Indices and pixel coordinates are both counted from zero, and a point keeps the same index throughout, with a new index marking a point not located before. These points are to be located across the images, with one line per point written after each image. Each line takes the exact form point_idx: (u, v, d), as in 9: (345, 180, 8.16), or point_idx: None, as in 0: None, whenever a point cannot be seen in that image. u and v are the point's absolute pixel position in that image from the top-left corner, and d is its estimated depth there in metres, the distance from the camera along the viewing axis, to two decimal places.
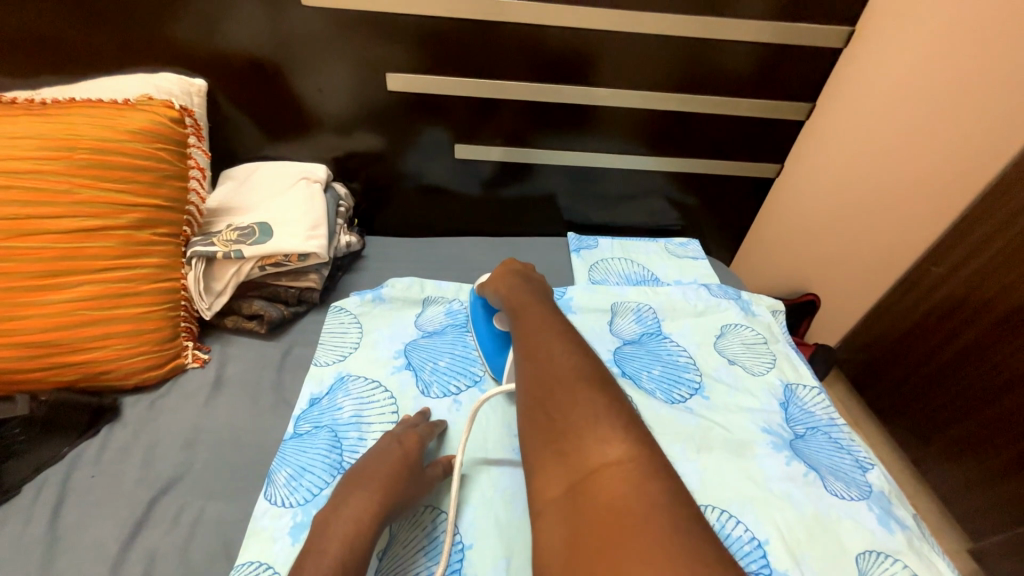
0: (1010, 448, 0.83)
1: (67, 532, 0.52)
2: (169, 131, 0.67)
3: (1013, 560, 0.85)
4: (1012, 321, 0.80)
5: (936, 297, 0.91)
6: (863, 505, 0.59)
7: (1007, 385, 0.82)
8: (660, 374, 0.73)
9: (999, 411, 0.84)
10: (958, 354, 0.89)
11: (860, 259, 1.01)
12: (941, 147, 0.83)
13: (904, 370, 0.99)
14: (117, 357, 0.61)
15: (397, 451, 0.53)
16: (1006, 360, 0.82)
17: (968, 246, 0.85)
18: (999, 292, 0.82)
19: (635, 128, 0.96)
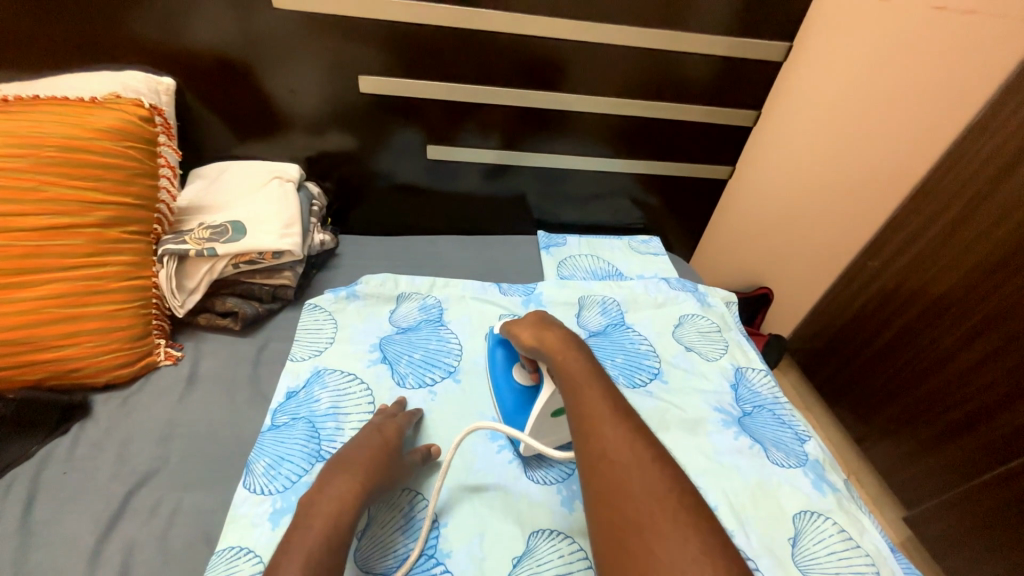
0: (936, 422, 0.92)
1: (41, 528, 0.52)
2: (138, 130, 0.67)
3: (940, 523, 0.94)
4: (936, 308, 0.90)
5: (872, 288, 1.00)
6: (800, 471, 0.65)
7: (932, 365, 0.92)
8: (622, 361, 0.78)
9: (926, 388, 0.94)
10: (890, 339, 0.99)
11: (805, 254, 1.10)
12: (871, 152, 0.92)
13: (846, 355, 1.09)
14: (88, 355, 0.61)
15: (377, 438, 0.56)
16: (930, 342, 0.92)
17: (897, 242, 0.94)
18: (923, 282, 0.91)
19: (599, 131, 1.02)
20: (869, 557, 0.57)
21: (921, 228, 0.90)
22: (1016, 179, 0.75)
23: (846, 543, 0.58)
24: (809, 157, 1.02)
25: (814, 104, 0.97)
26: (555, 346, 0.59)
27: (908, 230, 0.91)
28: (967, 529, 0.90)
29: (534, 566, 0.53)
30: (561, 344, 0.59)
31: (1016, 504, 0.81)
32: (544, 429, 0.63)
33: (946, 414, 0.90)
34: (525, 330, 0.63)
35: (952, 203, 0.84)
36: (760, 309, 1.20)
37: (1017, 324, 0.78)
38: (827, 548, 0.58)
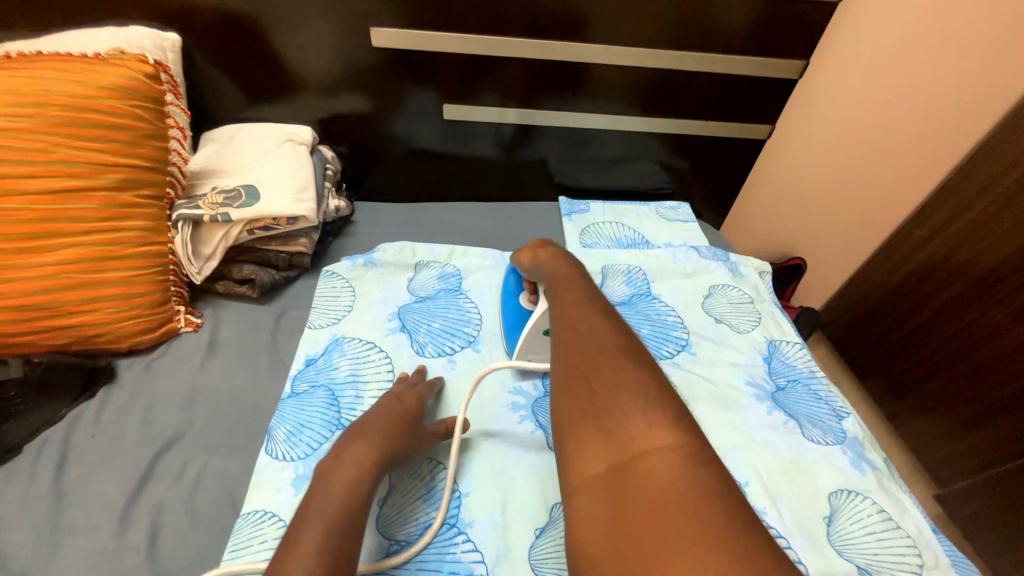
0: (982, 400, 0.87)
1: (74, 487, 0.53)
2: (145, 88, 0.64)
3: (975, 502, 0.91)
4: (993, 279, 0.83)
5: (919, 258, 0.94)
6: (838, 449, 0.62)
7: (983, 341, 0.86)
8: (649, 332, 0.75)
9: (974, 364, 0.88)
10: (936, 314, 0.93)
11: (847, 222, 1.02)
12: (936, 103, 0.83)
13: (885, 328, 1.03)
14: (109, 320, 0.61)
15: (398, 408, 0.55)
16: (981, 317, 0.86)
17: (954, 207, 0.86)
18: (979, 252, 0.85)
19: (629, 89, 0.95)
20: (911, 539, 0.54)
21: (987, 188, 0.81)
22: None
23: (886, 524, 0.55)
24: (858, 113, 0.93)
25: (873, 49, 0.87)
26: (577, 297, 0.54)
27: (969, 193, 0.83)
28: (1005, 510, 0.86)
29: (557, 537, 0.52)
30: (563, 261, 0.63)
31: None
32: (535, 346, 0.66)
33: (995, 392, 0.85)
34: (527, 252, 0.67)
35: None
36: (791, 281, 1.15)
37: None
38: (865, 528, 0.55)
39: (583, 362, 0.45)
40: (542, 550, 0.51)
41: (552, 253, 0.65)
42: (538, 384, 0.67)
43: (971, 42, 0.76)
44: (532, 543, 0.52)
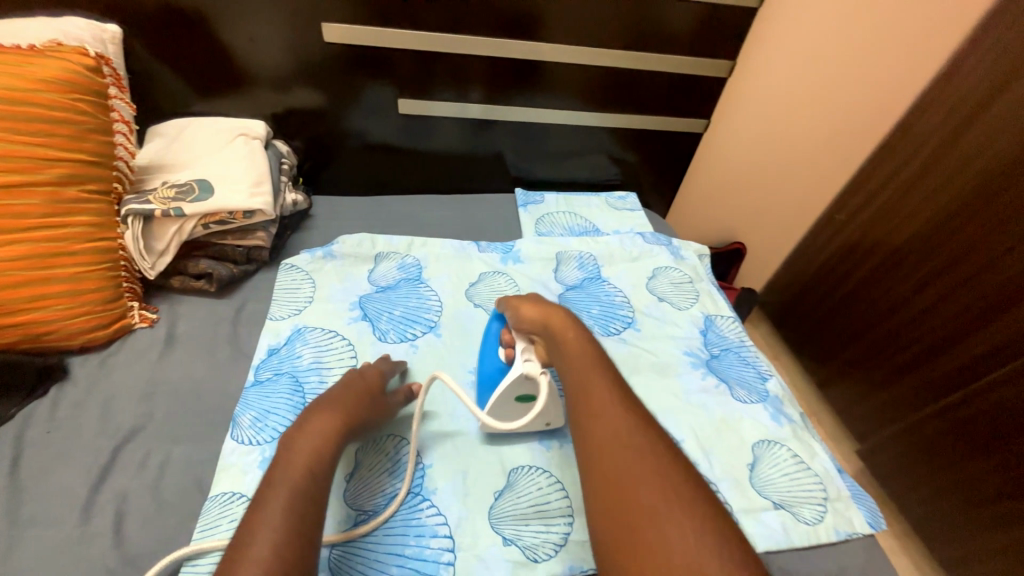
0: (891, 362, 1.00)
1: (30, 482, 0.52)
2: (86, 81, 0.63)
3: (889, 453, 1.04)
4: (896, 257, 0.96)
5: (840, 241, 1.06)
6: (760, 406, 0.70)
7: (891, 310, 0.99)
8: (598, 312, 0.82)
9: (885, 330, 1.01)
10: (854, 289, 1.06)
11: (779, 207, 1.15)
12: (850, 101, 0.95)
13: (814, 303, 1.16)
14: (59, 318, 0.60)
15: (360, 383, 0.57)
16: (889, 290, 0.99)
17: (866, 194, 0.99)
18: (886, 234, 0.97)
19: (579, 85, 1.01)
20: (818, 477, 0.63)
21: (888, 179, 0.94)
22: (987, 119, 0.78)
23: (798, 465, 0.64)
24: (783, 109, 1.04)
25: (796, 52, 0.99)
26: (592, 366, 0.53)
27: (876, 183, 0.97)
28: (911, 457, 1.00)
29: (514, 499, 0.56)
30: (567, 319, 0.59)
31: (951, 432, 0.91)
32: (507, 409, 0.61)
33: (900, 354, 0.98)
34: (527, 307, 0.62)
35: (922, 150, 0.88)
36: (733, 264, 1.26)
37: (969, 268, 0.85)
38: (781, 471, 0.63)
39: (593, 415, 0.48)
40: (501, 510, 0.55)
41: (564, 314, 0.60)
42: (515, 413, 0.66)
43: (876, 47, 0.88)
44: (492, 504, 0.56)
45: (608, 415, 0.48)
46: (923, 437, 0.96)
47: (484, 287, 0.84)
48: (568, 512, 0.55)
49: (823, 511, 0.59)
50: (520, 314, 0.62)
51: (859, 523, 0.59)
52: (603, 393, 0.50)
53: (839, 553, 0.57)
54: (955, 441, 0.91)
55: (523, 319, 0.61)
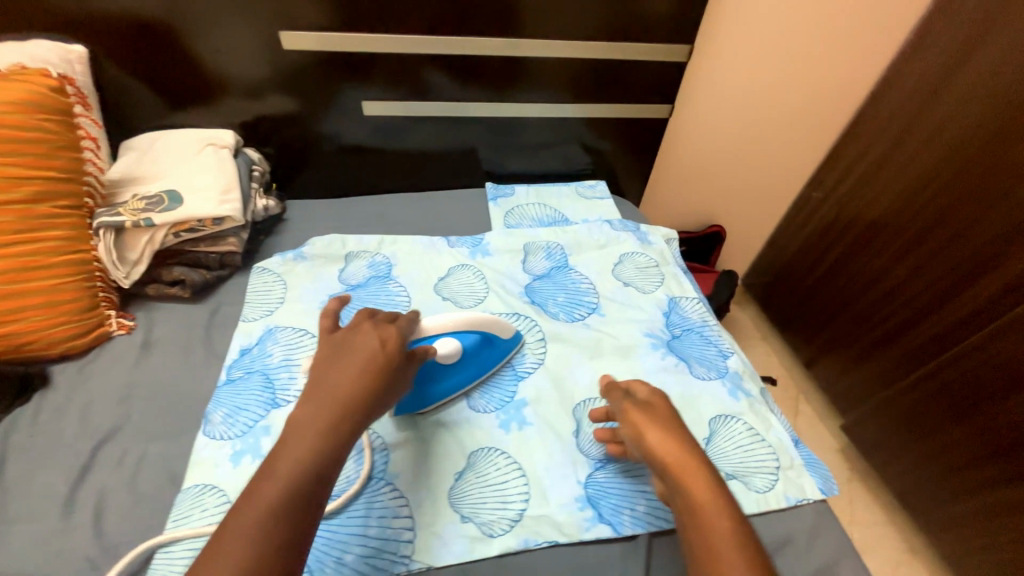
0: (882, 324, 1.08)
1: (14, 482, 0.55)
2: (52, 100, 0.66)
3: (877, 415, 1.10)
4: (873, 229, 1.08)
5: (819, 217, 1.20)
6: (719, 382, 0.72)
7: (871, 281, 1.09)
8: (563, 300, 0.85)
9: (867, 301, 1.11)
10: (837, 260, 1.17)
11: (756, 187, 1.26)
12: (812, 79, 1.05)
13: (801, 276, 1.27)
14: (38, 328, 0.63)
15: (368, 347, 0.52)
16: (867, 261, 1.10)
17: (839, 172, 1.14)
18: (860, 208, 1.10)
19: (549, 76, 1.01)
20: (771, 448, 0.65)
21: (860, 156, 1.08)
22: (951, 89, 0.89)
23: (752, 438, 0.66)
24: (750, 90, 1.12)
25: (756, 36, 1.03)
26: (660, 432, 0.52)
27: (846, 161, 1.11)
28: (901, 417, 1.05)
29: (474, 480, 0.59)
30: (681, 445, 0.50)
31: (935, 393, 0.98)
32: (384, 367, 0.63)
33: (887, 316, 1.06)
34: (635, 416, 0.54)
35: None
36: (714, 246, 1.35)
37: (944, 235, 0.94)
38: (735, 444, 0.65)
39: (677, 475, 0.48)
40: (461, 491, 0.58)
41: (666, 431, 0.52)
42: (486, 403, 0.68)
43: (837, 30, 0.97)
44: (452, 486, 0.58)
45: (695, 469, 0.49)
46: (909, 400, 1.03)
47: (453, 281, 0.86)
48: (526, 490, 0.58)
49: (774, 479, 0.61)
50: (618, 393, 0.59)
51: (811, 489, 0.61)
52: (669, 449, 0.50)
53: (790, 518, 0.59)
54: (937, 406, 0.98)
55: (627, 424, 0.55)
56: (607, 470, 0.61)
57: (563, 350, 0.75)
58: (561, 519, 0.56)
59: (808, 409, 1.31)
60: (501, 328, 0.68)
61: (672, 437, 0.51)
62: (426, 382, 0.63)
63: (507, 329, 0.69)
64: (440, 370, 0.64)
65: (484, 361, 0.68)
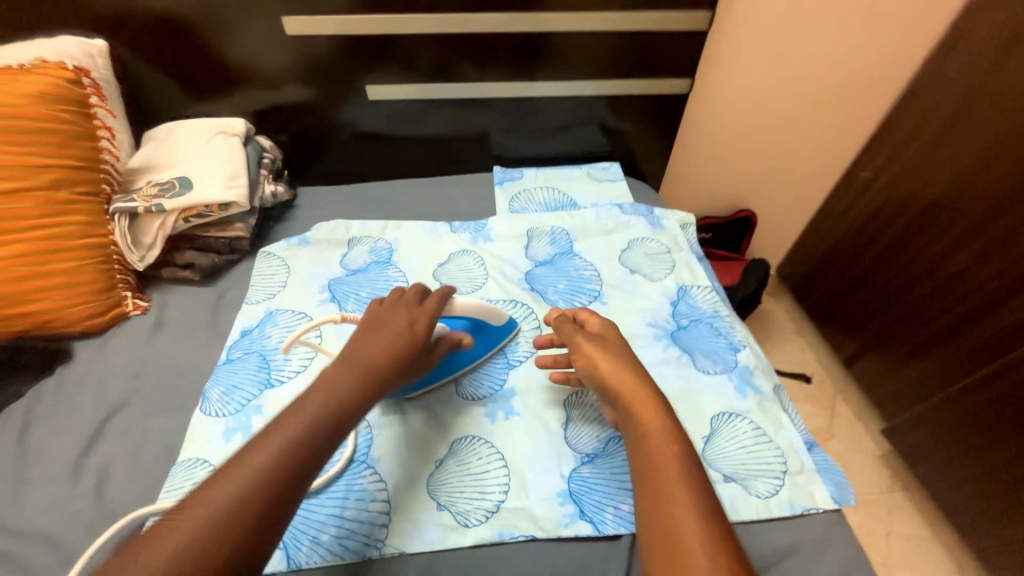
0: (936, 321, 0.96)
1: (35, 448, 0.60)
2: (69, 93, 0.70)
3: (925, 422, 0.99)
4: (927, 213, 0.96)
5: (866, 198, 1.09)
6: (725, 377, 0.67)
7: (924, 272, 0.98)
8: (565, 287, 0.81)
9: (918, 294, 0.99)
10: (884, 249, 1.05)
11: (794, 167, 1.16)
12: (862, 43, 0.95)
13: (843, 266, 1.16)
14: (60, 307, 0.68)
15: (404, 324, 0.56)
16: (920, 249, 0.98)
17: (890, 148, 1.02)
18: (913, 191, 0.99)
19: (562, 52, 0.95)
20: (779, 450, 0.59)
21: (917, 128, 0.97)
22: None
23: (758, 438, 0.60)
24: (784, 60, 1.01)
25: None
26: (643, 430, 0.49)
27: (901, 136, 1.00)
28: (953, 426, 0.94)
29: (454, 468, 0.58)
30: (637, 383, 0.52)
31: (995, 400, 0.86)
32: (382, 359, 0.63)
33: (943, 313, 0.95)
34: (588, 348, 0.57)
35: None
36: (745, 233, 1.26)
37: (1012, 221, 0.82)
38: (738, 444, 0.60)
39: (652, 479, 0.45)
40: (440, 479, 0.57)
41: (648, 429, 0.48)
42: (475, 391, 0.66)
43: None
44: (431, 473, 0.57)
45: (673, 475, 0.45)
46: (965, 407, 0.91)
47: (452, 267, 0.85)
48: (506, 481, 0.57)
49: (779, 484, 0.56)
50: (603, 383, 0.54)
51: (821, 497, 0.56)
52: (652, 451, 0.47)
53: (794, 528, 0.54)
54: (995, 413, 0.86)
55: (579, 356, 0.57)
56: (593, 465, 0.58)
57: None
58: (539, 514, 0.54)
59: (846, 410, 1.21)
60: (492, 315, 0.66)
61: (638, 403, 0.51)
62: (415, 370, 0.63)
63: (498, 316, 0.67)
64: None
65: (476, 348, 0.67)
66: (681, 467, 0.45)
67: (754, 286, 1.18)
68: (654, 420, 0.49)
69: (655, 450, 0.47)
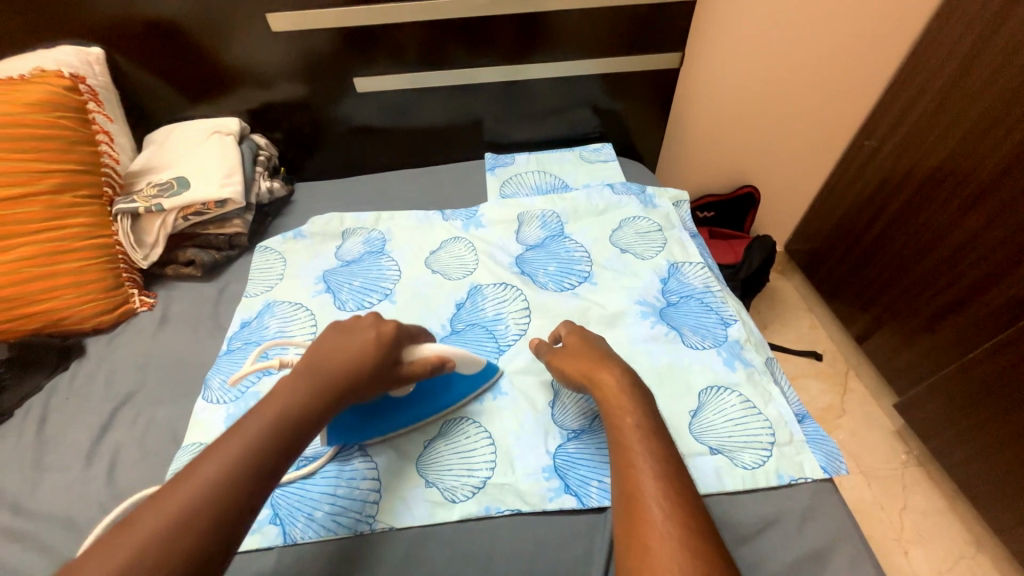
0: (948, 291, 0.92)
1: (53, 435, 0.64)
2: (66, 99, 0.73)
3: (937, 396, 0.96)
4: (934, 177, 0.92)
5: (874, 166, 1.05)
6: (713, 351, 0.66)
7: (934, 241, 0.94)
8: (555, 269, 0.81)
9: (929, 263, 0.96)
10: (893, 218, 1.02)
11: (795, 138, 1.13)
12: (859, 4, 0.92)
13: (853, 240, 1.12)
14: (70, 306, 0.72)
15: (370, 334, 0.56)
16: (930, 217, 0.94)
17: (897, 113, 0.98)
18: (920, 155, 0.95)
19: (549, 32, 0.94)
20: (767, 422, 0.59)
21: (921, 90, 0.93)
22: None
23: (746, 410, 0.60)
24: (777, 27, 0.98)
25: None
26: (621, 414, 0.51)
27: (906, 99, 0.96)
28: (966, 399, 0.91)
29: (442, 448, 0.59)
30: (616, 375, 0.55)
31: (1008, 370, 0.83)
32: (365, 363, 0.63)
33: (956, 282, 0.91)
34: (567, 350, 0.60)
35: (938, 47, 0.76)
36: (750, 209, 1.23)
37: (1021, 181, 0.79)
38: (725, 417, 0.60)
39: (622, 456, 0.47)
40: (429, 458, 0.58)
41: (623, 413, 0.51)
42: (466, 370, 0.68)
43: None
44: (421, 452, 0.59)
45: (644, 451, 0.47)
46: (978, 379, 0.88)
47: (444, 254, 0.85)
48: (492, 458, 0.58)
49: (766, 456, 0.56)
50: (591, 373, 0.56)
51: (809, 467, 0.55)
52: (627, 432, 0.49)
53: (781, 497, 0.54)
54: (1009, 381, 0.83)
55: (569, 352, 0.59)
56: (578, 441, 0.59)
57: (546, 320, 0.73)
58: (524, 488, 0.56)
59: (858, 387, 1.18)
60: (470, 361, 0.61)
61: (619, 388, 0.54)
62: (381, 411, 0.59)
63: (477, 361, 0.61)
64: (401, 401, 0.59)
65: (449, 397, 0.62)
66: (652, 446, 0.47)
67: (759, 263, 1.15)
68: (629, 408, 0.51)
69: (625, 429, 0.49)
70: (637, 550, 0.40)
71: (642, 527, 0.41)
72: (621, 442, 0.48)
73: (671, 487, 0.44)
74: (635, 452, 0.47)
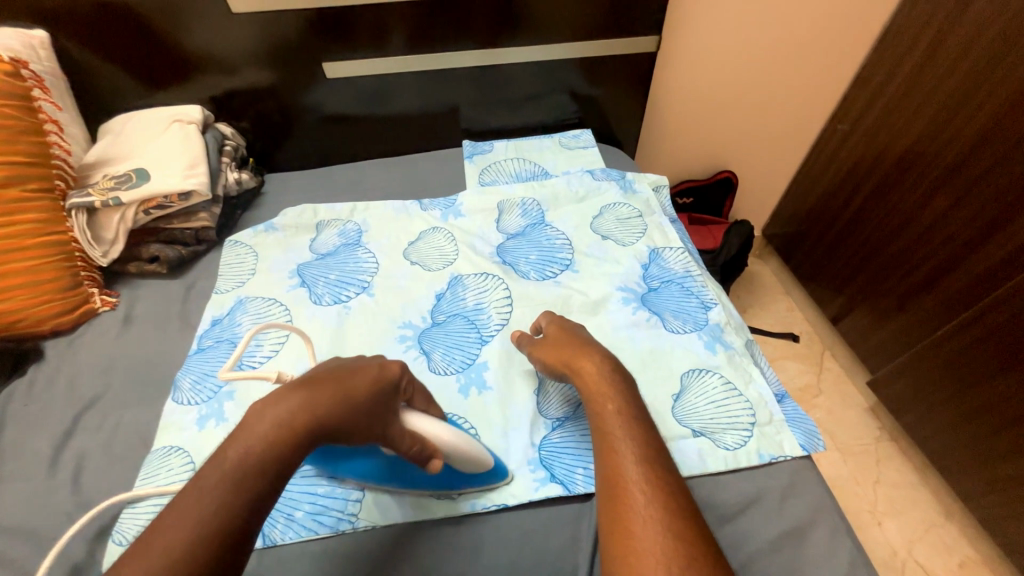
0: (919, 270, 0.95)
1: (10, 445, 0.60)
2: (7, 85, 0.68)
3: (908, 372, 1.00)
4: (905, 160, 0.94)
5: (847, 151, 1.07)
6: (695, 335, 0.67)
7: (904, 223, 0.97)
8: (536, 258, 0.80)
9: (900, 245, 0.98)
10: (866, 200, 1.04)
11: (771, 123, 1.14)
12: None
13: (827, 223, 1.14)
14: (22, 308, 0.67)
15: (375, 370, 0.49)
16: (900, 199, 0.97)
17: (869, 96, 1.00)
18: (891, 138, 0.96)
19: (525, 15, 0.91)
20: (748, 403, 0.60)
21: (892, 73, 0.94)
22: None
23: (727, 392, 0.61)
24: (754, 10, 0.98)
25: None
26: (603, 401, 0.51)
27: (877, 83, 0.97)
28: (935, 375, 0.94)
29: None
30: (598, 362, 0.55)
31: (974, 346, 0.86)
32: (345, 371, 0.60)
33: (925, 262, 0.93)
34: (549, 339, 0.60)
35: None
36: (728, 194, 1.24)
37: (988, 161, 0.81)
38: (708, 399, 0.60)
39: (605, 442, 0.47)
40: None
41: (605, 399, 0.51)
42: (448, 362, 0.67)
43: None
44: None
45: (626, 437, 0.47)
46: (946, 355, 0.91)
47: (422, 245, 0.83)
48: None
49: (747, 436, 0.57)
50: (573, 361, 0.56)
51: (789, 446, 0.57)
52: (609, 419, 0.49)
53: (761, 476, 0.55)
54: (975, 356, 0.86)
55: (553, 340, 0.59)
56: (562, 429, 0.59)
57: (528, 310, 0.72)
58: (510, 479, 0.55)
59: (833, 366, 1.22)
60: (469, 458, 0.51)
61: (601, 375, 0.53)
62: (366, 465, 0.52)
63: (481, 460, 0.52)
64: (389, 463, 0.51)
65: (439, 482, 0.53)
66: (634, 430, 0.47)
67: (738, 248, 1.16)
68: (611, 394, 0.51)
69: (607, 416, 0.49)
70: (619, 534, 0.40)
71: (625, 511, 0.41)
72: (604, 428, 0.48)
73: (654, 471, 0.44)
74: (619, 438, 0.47)
